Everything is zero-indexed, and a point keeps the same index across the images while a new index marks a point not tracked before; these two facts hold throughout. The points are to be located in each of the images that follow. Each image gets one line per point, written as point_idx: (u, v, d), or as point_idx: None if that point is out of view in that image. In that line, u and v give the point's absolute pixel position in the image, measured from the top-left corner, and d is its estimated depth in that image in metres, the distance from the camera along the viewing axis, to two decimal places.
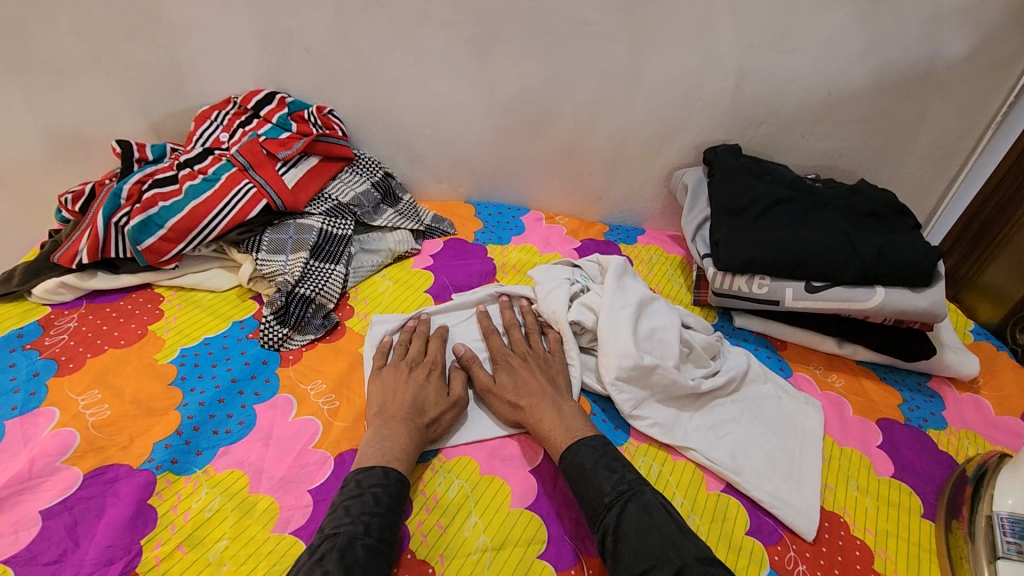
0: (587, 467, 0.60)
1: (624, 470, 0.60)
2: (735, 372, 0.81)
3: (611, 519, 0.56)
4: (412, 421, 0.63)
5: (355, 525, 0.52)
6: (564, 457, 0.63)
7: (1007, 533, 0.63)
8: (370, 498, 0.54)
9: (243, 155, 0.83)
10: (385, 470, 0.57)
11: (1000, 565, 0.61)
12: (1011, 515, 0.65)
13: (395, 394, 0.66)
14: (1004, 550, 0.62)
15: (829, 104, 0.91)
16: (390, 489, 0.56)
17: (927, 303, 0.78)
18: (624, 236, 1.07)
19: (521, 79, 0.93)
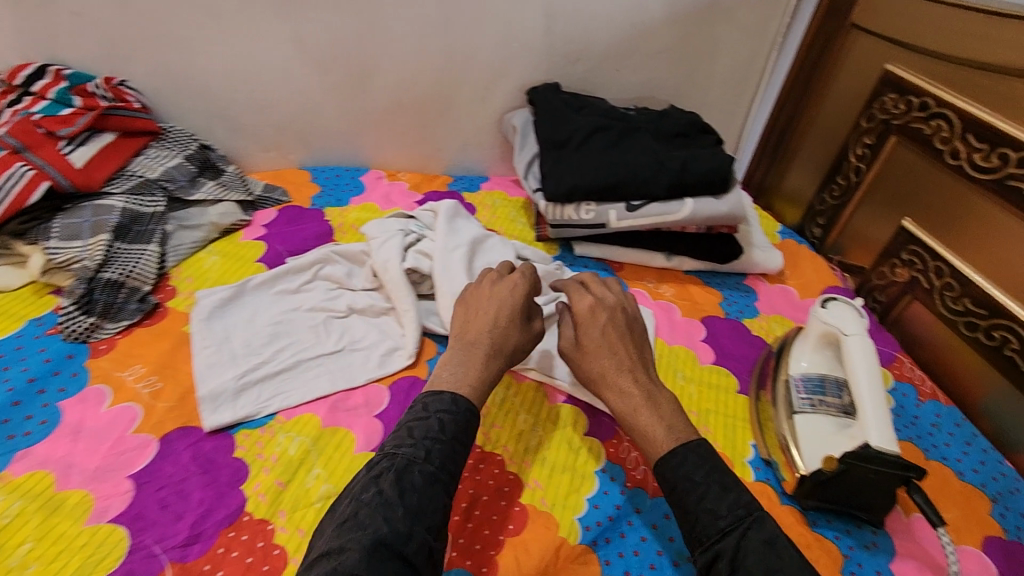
0: (698, 480, 0.54)
1: (738, 488, 0.54)
2: (574, 294, 0.85)
3: (724, 551, 0.50)
4: (486, 350, 0.64)
5: (416, 449, 0.53)
6: (665, 461, 0.57)
7: (801, 390, 0.71)
8: (435, 423, 0.56)
9: (13, 137, 0.75)
10: (453, 398, 0.58)
11: (797, 419, 0.69)
12: (803, 374, 0.73)
13: (476, 315, 0.67)
14: (796, 405, 0.70)
15: (633, 37, 0.99)
16: (458, 417, 0.57)
17: (727, 207, 0.87)
18: (468, 184, 1.08)
19: (331, 32, 0.89)
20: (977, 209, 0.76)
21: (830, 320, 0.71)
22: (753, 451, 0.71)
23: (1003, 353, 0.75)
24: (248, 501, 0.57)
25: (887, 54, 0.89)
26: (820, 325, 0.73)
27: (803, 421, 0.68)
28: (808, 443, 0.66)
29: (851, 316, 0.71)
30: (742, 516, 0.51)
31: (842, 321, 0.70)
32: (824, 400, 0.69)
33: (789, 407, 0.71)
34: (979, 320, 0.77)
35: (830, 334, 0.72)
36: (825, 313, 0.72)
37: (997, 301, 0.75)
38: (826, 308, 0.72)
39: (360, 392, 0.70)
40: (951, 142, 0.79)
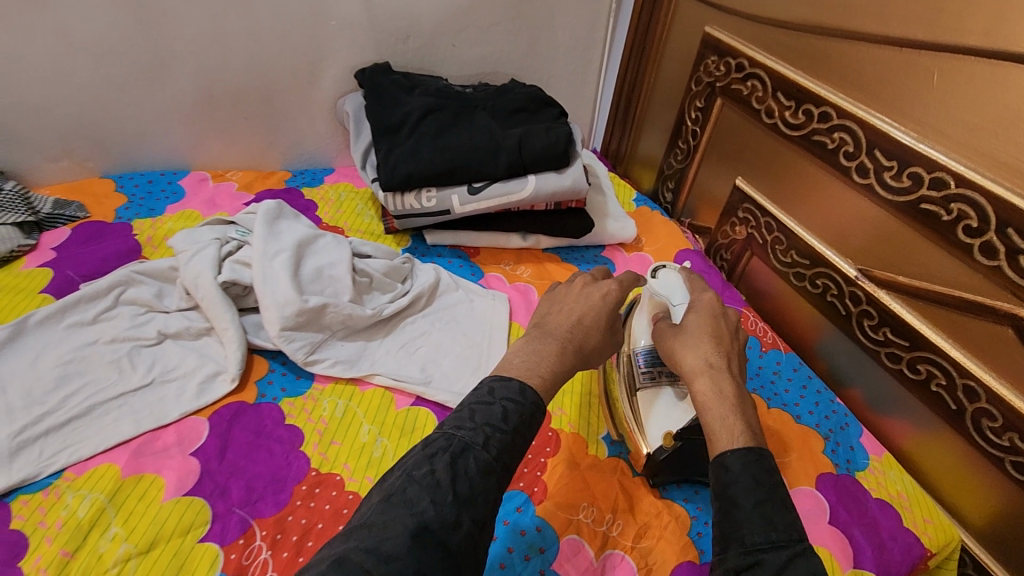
0: (760, 487, 0.46)
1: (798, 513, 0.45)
2: (421, 288, 0.81)
3: (770, 564, 0.41)
4: (562, 342, 0.57)
5: (477, 434, 0.46)
6: (733, 454, 0.48)
7: (642, 364, 0.68)
8: (501, 411, 0.48)
9: None
10: (522, 387, 0.50)
11: (640, 396, 0.66)
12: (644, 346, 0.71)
13: (558, 308, 0.62)
14: (639, 380, 0.67)
15: (462, 10, 0.94)
16: (525, 410, 0.49)
17: (570, 181, 0.85)
18: (309, 178, 1.00)
19: (103, 18, 0.77)
20: (793, 164, 0.80)
21: (662, 289, 0.70)
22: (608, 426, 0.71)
23: (825, 299, 0.80)
24: None
25: (704, 17, 0.91)
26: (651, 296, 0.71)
27: (647, 397, 0.66)
28: (653, 420, 0.65)
29: (676, 282, 0.71)
30: (795, 540, 0.43)
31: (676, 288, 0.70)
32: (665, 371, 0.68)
33: (632, 383, 0.68)
34: (805, 270, 0.82)
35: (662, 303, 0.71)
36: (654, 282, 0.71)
37: (817, 251, 0.79)
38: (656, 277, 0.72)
39: (172, 429, 0.62)
40: (766, 101, 0.81)
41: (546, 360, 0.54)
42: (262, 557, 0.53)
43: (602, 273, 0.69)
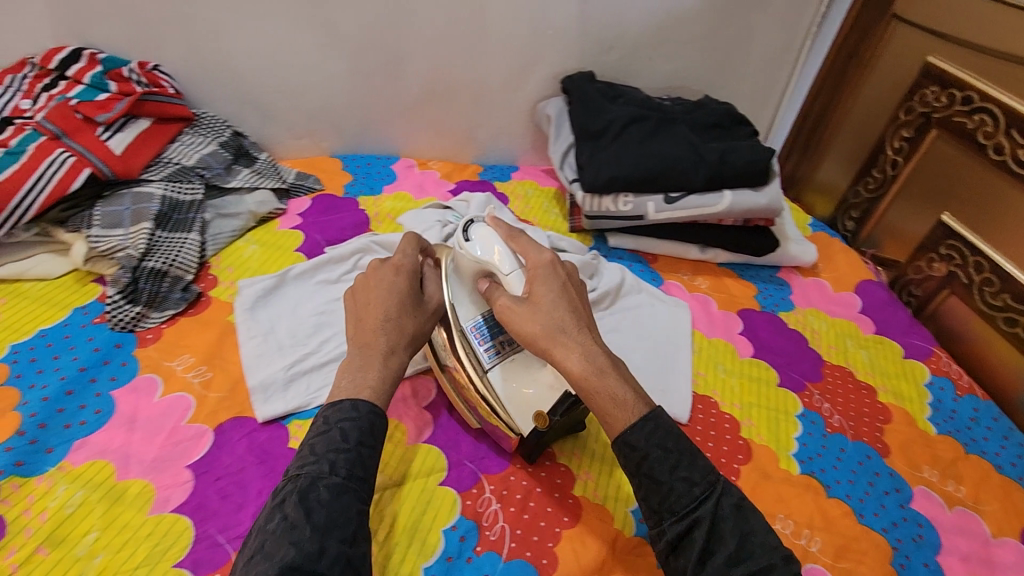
0: (670, 447, 0.50)
1: (705, 456, 0.51)
2: (610, 287, 0.84)
3: (703, 519, 0.48)
4: (384, 348, 0.56)
5: (320, 465, 0.47)
6: (631, 424, 0.51)
7: (481, 339, 0.61)
8: (338, 433, 0.49)
9: (52, 122, 0.73)
10: (354, 404, 0.51)
11: (525, 356, 0.61)
12: (473, 321, 0.62)
13: (365, 307, 0.58)
14: (487, 361, 0.61)
15: (667, 24, 0.97)
16: (362, 423, 0.50)
17: (767, 200, 0.87)
18: (499, 174, 1.07)
19: (364, 16, 0.87)
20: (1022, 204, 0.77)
21: (480, 255, 0.60)
22: (799, 445, 0.72)
23: None
24: None
25: (926, 46, 0.90)
26: (470, 262, 0.61)
27: (502, 377, 0.60)
28: (509, 402, 0.59)
29: (493, 242, 0.60)
30: (713, 484, 0.49)
31: (501, 250, 0.60)
32: (490, 352, 0.61)
33: (480, 364, 0.61)
34: (1020, 315, 0.78)
35: (487, 270, 0.60)
36: (470, 248, 0.60)
37: None
38: (470, 241, 0.60)
39: (406, 383, 0.69)
40: (995, 136, 0.79)
41: (373, 371, 0.54)
42: (494, 507, 0.59)
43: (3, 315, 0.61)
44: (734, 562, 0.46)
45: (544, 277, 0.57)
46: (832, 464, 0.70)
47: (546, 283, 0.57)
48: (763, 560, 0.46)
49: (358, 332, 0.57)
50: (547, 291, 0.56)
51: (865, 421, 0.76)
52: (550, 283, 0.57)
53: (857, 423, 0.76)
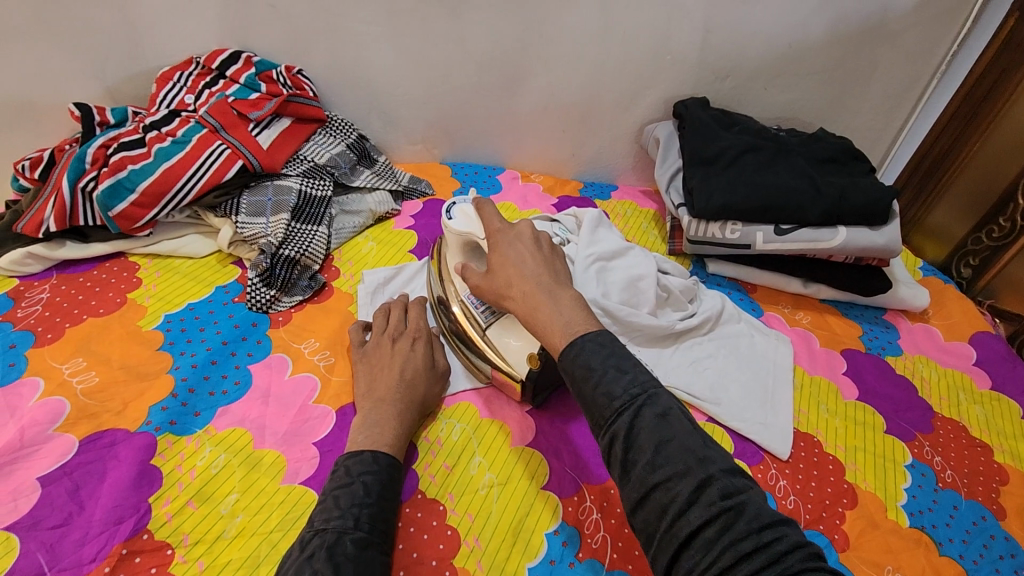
0: (592, 367, 0.50)
1: (635, 371, 0.50)
2: (711, 313, 0.83)
3: (621, 430, 0.46)
4: (396, 406, 0.60)
5: (345, 519, 0.49)
6: (563, 353, 0.52)
7: (475, 307, 0.70)
8: (360, 487, 0.52)
9: (213, 116, 0.81)
10: (374, 456, 0.55)
11: (507, 316, 0.68)
12: (467, 292, 0.71)
13: (384, 370, 0.64)
14: (482, 321, 0.69)
15: (788, 56, 0.96)
16: (381, 476, 0.53)
17: (885, 240, 0.85)
18: (599, 191, 1.09)
19: (492, 35, 0.92)
20: None
21: (461, 227, 0.70)
22: (907, 495, 0.69)
23: None
24: (420, 480, 0.61)
25: None
26: (453, 235, 0.71)
27: (497, 333, 0.68)
28: (507, 352, 0.66)
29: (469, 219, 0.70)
30: (639, 395, 0.48)
31: (473, 215, 0.71)
32: (486, 312, 0.69)
33: (479, 324, 0.69)
34: None
35: (469, 238, 0.70)
36: (452, 224, 0.71)
37: None
38: (450, 218, 0.71)
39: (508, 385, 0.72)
40: None
41: (389, 428, 0.58)
42: (595, 518, 0.60)
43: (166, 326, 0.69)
44: (652, 468, 0.44)
45: (502, 239, 0.64)
46: (942, 521, 0.67)
47: (515, 243, 0.63)
48: (680, 465, 0.44)
49: (374, 395, 0.61)
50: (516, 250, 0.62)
51: (980, 480, 0.72)
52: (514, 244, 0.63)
53: (972, 480, 0.72)
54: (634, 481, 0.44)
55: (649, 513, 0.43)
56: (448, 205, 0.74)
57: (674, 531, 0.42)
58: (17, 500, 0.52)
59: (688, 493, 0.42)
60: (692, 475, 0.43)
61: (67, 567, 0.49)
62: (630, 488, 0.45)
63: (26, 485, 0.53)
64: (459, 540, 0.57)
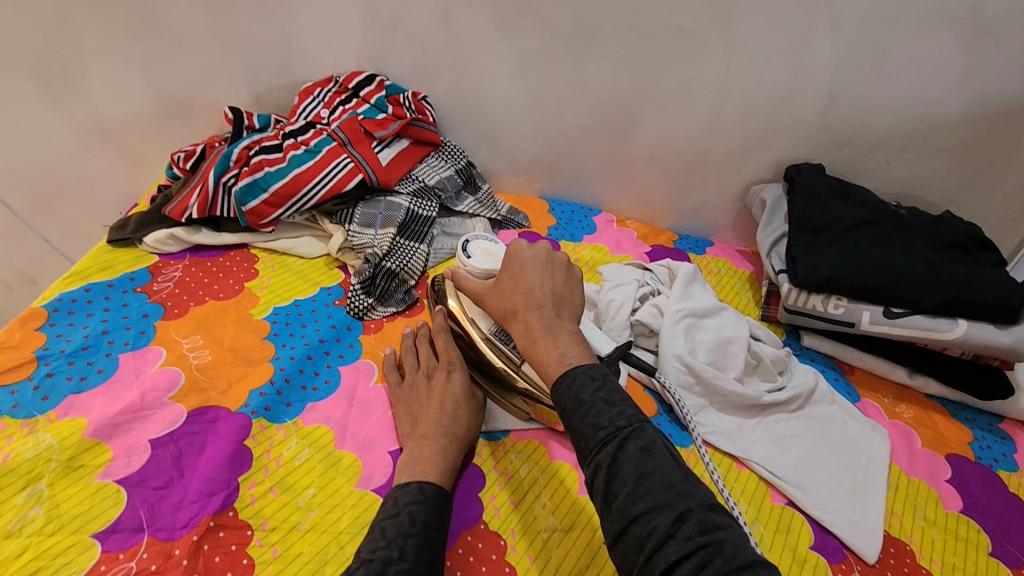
0: (583, 398, 0.49)
1: (624, 403, 0.49)
2: (802, 389, 0.78)
3: (602, 463, 0.45)
4: (434, 437, 0.60)
5: (389, 549, 0.48)
6: (557, 382, 0.52)
7: (501, 343, 0.66)
8: (406, 516, 0.51)
9: (343, 131, 0.88)
10: (419, 486, 0.54)
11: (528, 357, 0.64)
12: (491, 329, 0.66)
13: (424, 406, 0.64)
14: (516, 357, 0.64)
15: (919, 133, 0.91)
16: (426, 506, 0.53)
17: (1011, 340, 0.77)
18: (694, 246, 1.07)
19: (610, 81, 0.94)
20: None
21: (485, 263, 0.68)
22: None
23: None
24: (485, 510, 0.61)
25: None
26: (477, 272, 0.68)
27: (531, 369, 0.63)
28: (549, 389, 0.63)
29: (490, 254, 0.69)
30: (625, 426, 0.47)
31: (496, 250, 0.69)
32: (515, 346, 0.64)
33: (512, 360, 0.65)
34: None
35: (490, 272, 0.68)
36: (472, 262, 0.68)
37: None
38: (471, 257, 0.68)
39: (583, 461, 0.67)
40: None
41: (432, 464, 0.57)
42: None
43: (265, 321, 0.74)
44: (632, 501, 0.43)
45: (520, 261, 0.62)
46: None
47: (536, 270, 0.61)
48: (659, 499, 0.42)
49: (418, 432, 0.61)
50: (533, 277, 0.60)
51: None
52: (528, 268, 0.61)
53: None
54: (615, 513, 0.43)
55: (627, 549, 0.42)
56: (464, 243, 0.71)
57: (651, 567, 0.40)
58: (130, 457, 0.57)
59: (666, 526, 0.41)
60: (671, 512, 0.41)
61: (162, 528, 0.53)
62: (611, 522, 0.44)
63: (140, 444, 0.58)
64: None
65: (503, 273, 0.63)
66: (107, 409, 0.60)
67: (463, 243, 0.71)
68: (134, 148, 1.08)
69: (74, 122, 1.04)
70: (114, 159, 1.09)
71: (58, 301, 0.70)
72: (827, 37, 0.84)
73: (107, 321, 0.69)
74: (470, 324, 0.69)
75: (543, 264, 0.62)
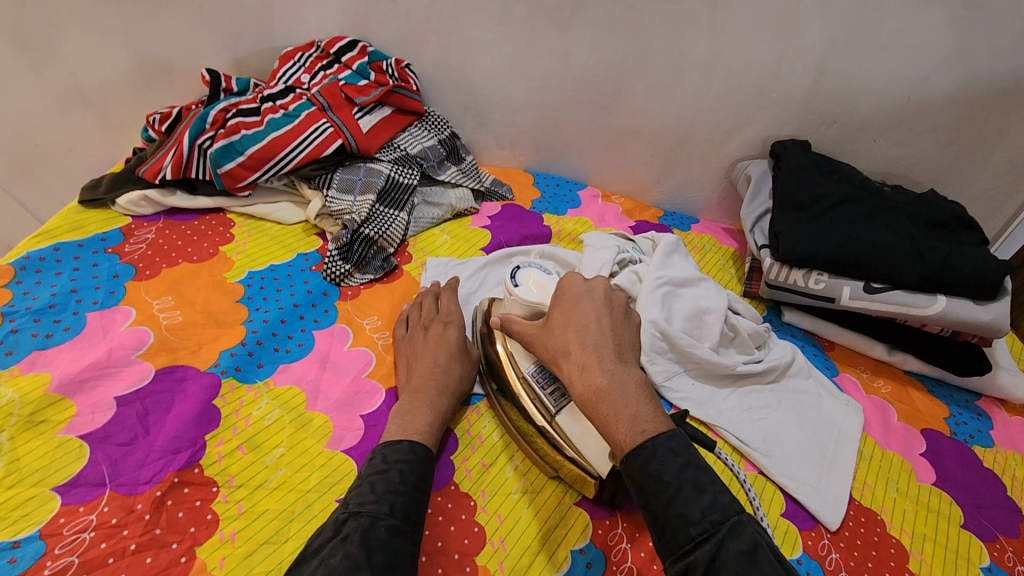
0: (666, 480, 0.48)
1: (715, 490, 0.48)
2: (778, 362, 0.78)
3: (697, 563, 0.44)
4: (434, 391, 0.62)
5: (380, 505, 0.48)
6: (627, 457, 0.51)
7: (541, 385, 0.63)
8: (397, 475, 0.51)
9: (323, 96, 0.86)
10: (411, 445, 0.54)
11: (564, 406, 0.62)
12: (532, 370, 0.64)
13: (419, 358, 0.65)
14: (553, 405, 0.62)
15: (906, 110, 0.91)
16: (417, 467, 0.52)
17: (989, 316, 0.77)
18: (679, 222, 1.07)
19: (597, 53, 0.93)
20: None
21: (530, 296, 0.68)
22: None
23: None
24: (456, 472, 0.61)
25: None
26: (521, 306, 0.68)
27: (567, 420, 0.61)
28: (582, 443, 0.59)
29: (543, 289, 0.69)
30: (718, 524, 0.45)
31: (544, 284, 0.69)
32: (556, 394, 0.63)
33: (547, 410, 0.62)
34: None
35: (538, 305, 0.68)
36: (518, 292, 0.69)
37: None
38: (518, 285, 0.69)
39: None
40: None
41: (423, 415, 0.58)
42: (623, 548, 0.57)
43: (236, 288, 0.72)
44: None
45: (575, 296, 0.64)
46: None
47: (592, 307, 0.63)
48: None
49: (412, 385, 0.62)
50: (588, 312, 0.62)
51: None
52: (584, 305, 0.62)
53: None
54: None
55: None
56: (512, 271, 0.72)
57: None
58: (94, 414, 0.56)
59: None
60: None
61: (125, 483, 0.52)
62: None
63: (104, 402, 0.57)
64: (485, 539, 0.56)
65: (555, 309, 0.64)
66: (72, 367, 0.59)
67: (513, 270, 0.71)
68: (113, 113, 1.06)
69: (53, 86, 1.02)
70: (92, 124, 1.07)
71: (25, 259, 0.69)
72: (816, 9, 0.83)
73: (75, 280, 0.68)
74: (509, 363, 0.67)
75: (599, 301, 0.63)
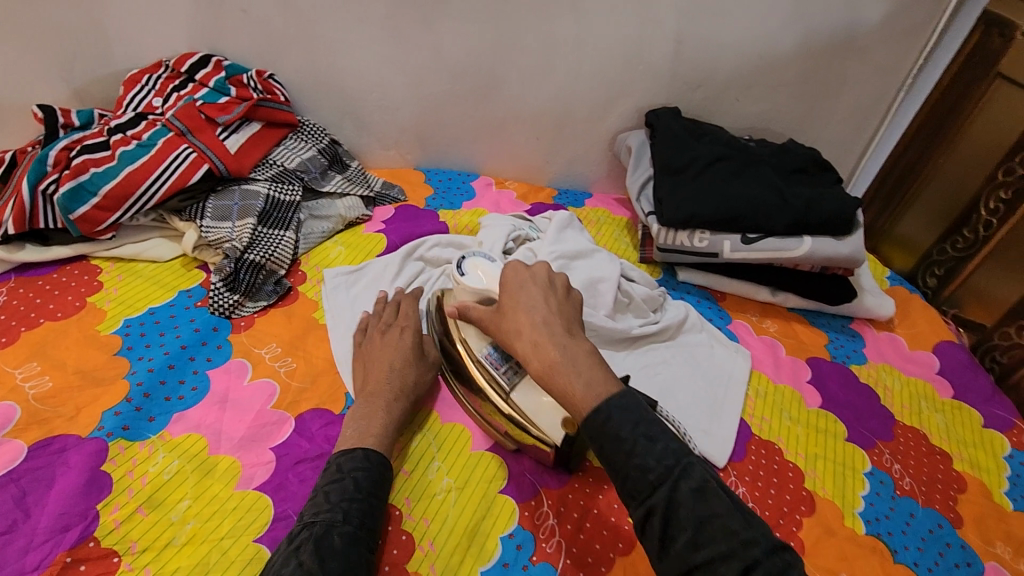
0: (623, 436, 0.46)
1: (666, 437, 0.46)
2: (672, 321, 0.83)
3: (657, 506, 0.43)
4: (387, 399, 0.61)
5: (334, 513, 0.49)
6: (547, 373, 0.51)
7: (495, 365, 0.62)
8: (351, 482, 0.51)
9: (180, 120, 0.81)
10: (366, 452, 0.54)
11: (518, 386, 0.61)
12: (485, 351, 0.64)
13: (376, 365, 0.65)
14: (507, 382, 0.61)
15: (760, 68, 0.97)
16: (372, 473, 0.53)
17: (848, 249, 0.86)
18: (573, 199, 1.10)
19: (465, 44, 0.93)
20: None
21: (478, 284, 0.66)
22: (865, 502, 0.70)
23: None
24: None
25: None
26: (469, 294, 0.66)
27: (522, 396, 0.61)
28: (539, 416, 0.60)
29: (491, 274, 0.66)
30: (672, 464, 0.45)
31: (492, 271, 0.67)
32: (509, 371, 0.62)
33: (501, 387, 0.62)
34: None
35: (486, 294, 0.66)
36: (465, 281, 0.67)
37: None
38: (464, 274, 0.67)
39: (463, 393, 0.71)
40: None
41: (377, 418, 0.59)
42: (549, 522, 0.60)
43: (113, 342, 0.67)
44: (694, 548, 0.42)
45: (515, 281, 0.61)
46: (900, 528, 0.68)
47: (538, 292, 0.59)
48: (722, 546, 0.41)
49: (368, 389, 0.62)
50: (536, 295, 0.58)
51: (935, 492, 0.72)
52: (530, 288, 0.59)
53: (930, 488, 0.72)
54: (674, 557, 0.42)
55: None
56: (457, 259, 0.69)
57: None
58: None
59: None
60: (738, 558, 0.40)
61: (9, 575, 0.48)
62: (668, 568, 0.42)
63: None
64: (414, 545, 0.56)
65: (505, 295, 0.60)
66: None
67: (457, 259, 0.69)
68: None
69: None
70: None
71: None
72: None
73: None
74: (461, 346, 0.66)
75: (545, 287, 0.59)
